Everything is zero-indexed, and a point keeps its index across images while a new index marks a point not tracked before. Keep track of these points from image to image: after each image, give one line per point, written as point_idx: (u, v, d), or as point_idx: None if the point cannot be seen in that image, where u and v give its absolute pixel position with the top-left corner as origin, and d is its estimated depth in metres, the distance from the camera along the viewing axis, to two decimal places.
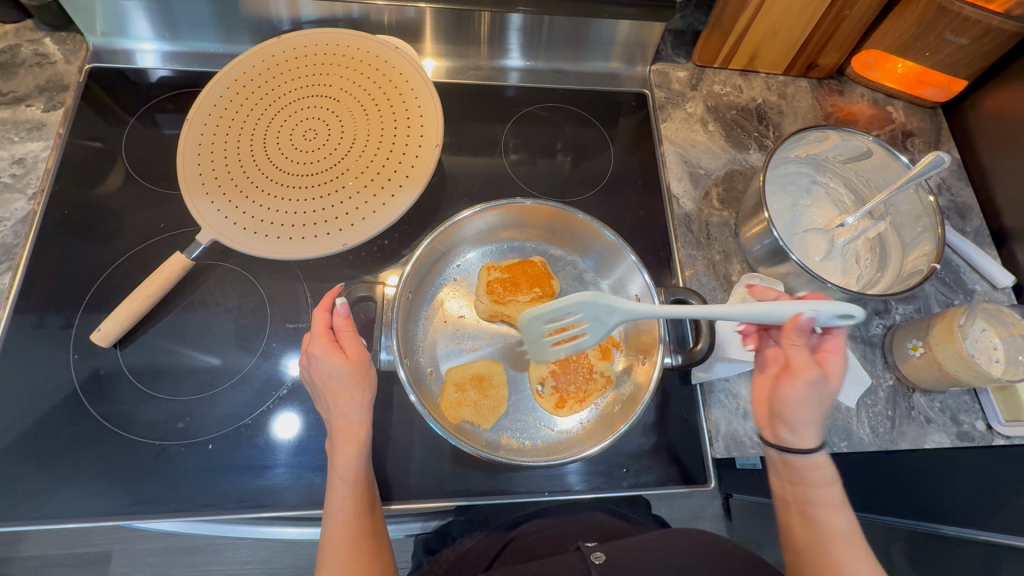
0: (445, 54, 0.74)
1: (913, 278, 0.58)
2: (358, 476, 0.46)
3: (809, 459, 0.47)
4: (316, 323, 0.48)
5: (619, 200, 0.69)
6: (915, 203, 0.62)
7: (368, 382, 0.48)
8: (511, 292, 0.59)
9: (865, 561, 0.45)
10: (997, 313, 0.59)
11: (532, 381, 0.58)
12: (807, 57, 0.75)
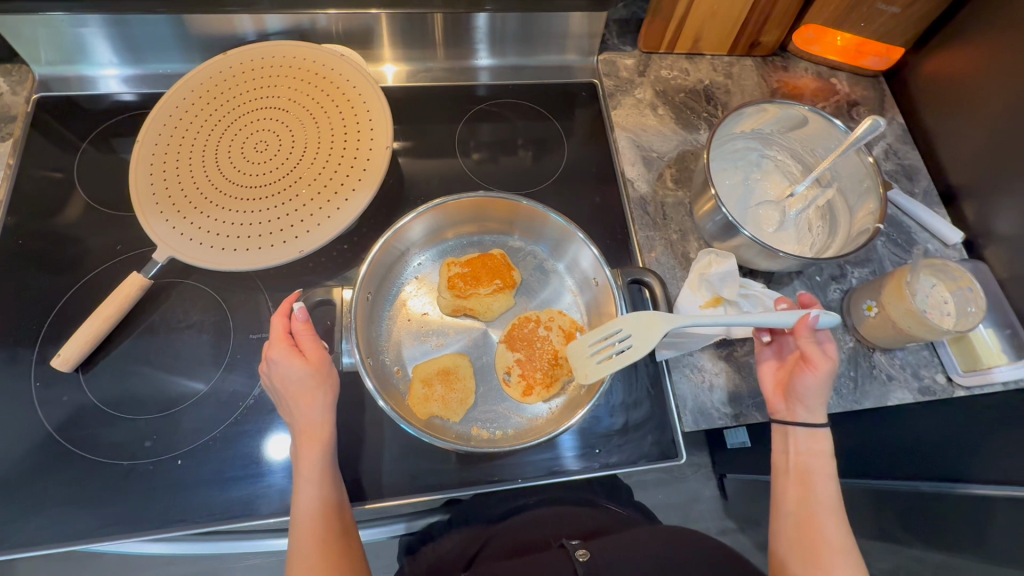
0: (404, 58, 0.75)
1: (861, 240, 0.60)
2: (324, 476, 0.47)
3: (816, 433, 0.54)
4: (274, 329, 0.49)
5: (575, 189, 0.70)
6: (857, 167, 0.63)
7: (328, 383, 0.49)
8: (471, 286, 0.60)
9: (840, 523, 0.52)
10: (943, 267, 0.61)
11: (499, 371, 0.58)
12: (748, 36, 0.77)
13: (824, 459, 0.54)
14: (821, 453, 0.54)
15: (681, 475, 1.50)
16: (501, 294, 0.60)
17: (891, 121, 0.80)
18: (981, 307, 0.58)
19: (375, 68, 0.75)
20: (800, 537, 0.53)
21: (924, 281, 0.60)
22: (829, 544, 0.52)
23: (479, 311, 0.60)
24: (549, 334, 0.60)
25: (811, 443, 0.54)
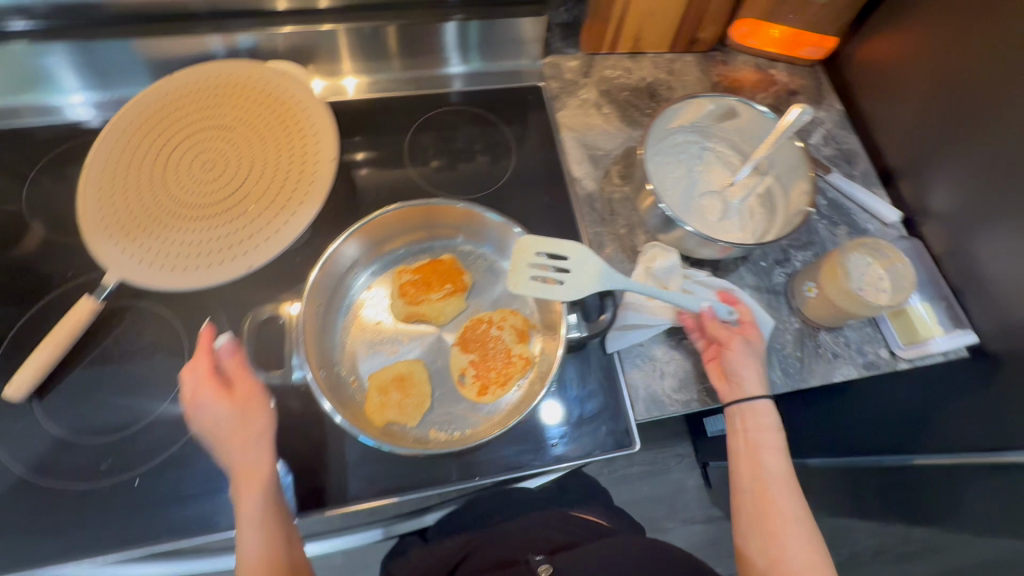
0: (366, 72, 0.77)
1: (795, 223, 0.62)
2: (266, 515, 0.48)
3: (759, 407, 0.57)
4: (199, 369, 0.49)
5: (524, 191, 0.72)
6: (791, 154, 0.66)
7: (260, 417, 0.49)
8: (422, 292, 0.61)
9: (795, 497, 0.55)
10: (877, 246, 0.63)
11: (453, 373, 0.59)
12: (686, 33, 0.80)
13: (773, 434, 0.57)
14: (768, 428, 0.56)
15: (665, 466, 1.52)
16: (452, 298, 0.61)
17: (830, 107, 0.82)
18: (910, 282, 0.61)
19: (337, 82, 0.77)
20: (757, 511, 0.55)
21: (858, 259, 0.63)
22: (784, 515, 0.54)
23: (432, 316, 0.61)
24: (500, 334, 0.61)
25: (759, 420, 0.57)
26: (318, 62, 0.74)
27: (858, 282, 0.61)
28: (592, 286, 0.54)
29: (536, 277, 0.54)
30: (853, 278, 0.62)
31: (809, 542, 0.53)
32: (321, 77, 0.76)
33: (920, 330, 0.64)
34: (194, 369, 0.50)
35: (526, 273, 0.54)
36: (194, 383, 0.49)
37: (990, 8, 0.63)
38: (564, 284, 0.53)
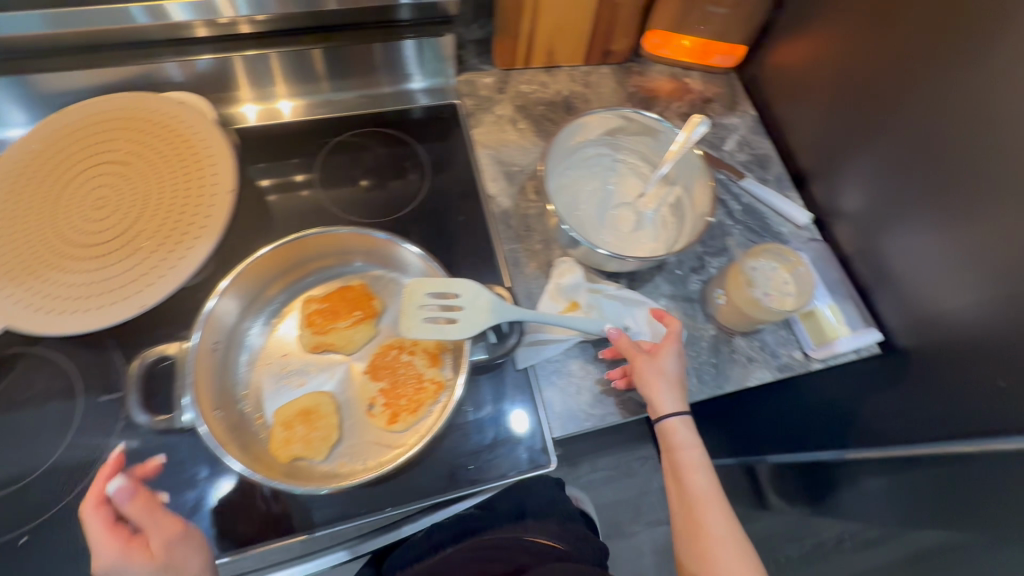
0: (299, 94, 0.77)
1: (697, 232, 0.64)
2: None
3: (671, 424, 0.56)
4: (93, 531, 0.44)
5: (439, 210, 0.71)
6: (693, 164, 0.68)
7: (187, 552, 0.45)
8: (329, 321, 0.60)
9: (721, 513, 0.55)
10: (779, 251, 0.65)
11: (363, 403, 0.58)
12: (598, 47, 0.80)
13: (698, 452, 0.57)
14: (689, 446, 0.56)
15: (630, 470, 1.52)
16: (361, 325, 0.60)
17: (744, 113, 0.84)
18: (805, 283, 0.63)
19: (270, 106, 0.77)
20: (689, 533, 0.55)
21: (764, 264, 0.65)
22: (714, 536, 0.54)
23: (339, 345, 0.60)
24: (411, 359, 0.60)
25: (683, 437, 0.56)
26: (249, 88, 0.74)
27: (764, 288, 0.62)
28: (484, 320, 0.55)
29: (427, 318, 0.55)
30: (759, 284, 0.63)
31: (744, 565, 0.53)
32: (253, 102, 0.76)
33: (829, 329, 0.65)
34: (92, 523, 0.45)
35: (418, 314, 0.55)
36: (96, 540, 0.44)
37: (873, 13, 0.65)
38: (456, 324, 0.54)
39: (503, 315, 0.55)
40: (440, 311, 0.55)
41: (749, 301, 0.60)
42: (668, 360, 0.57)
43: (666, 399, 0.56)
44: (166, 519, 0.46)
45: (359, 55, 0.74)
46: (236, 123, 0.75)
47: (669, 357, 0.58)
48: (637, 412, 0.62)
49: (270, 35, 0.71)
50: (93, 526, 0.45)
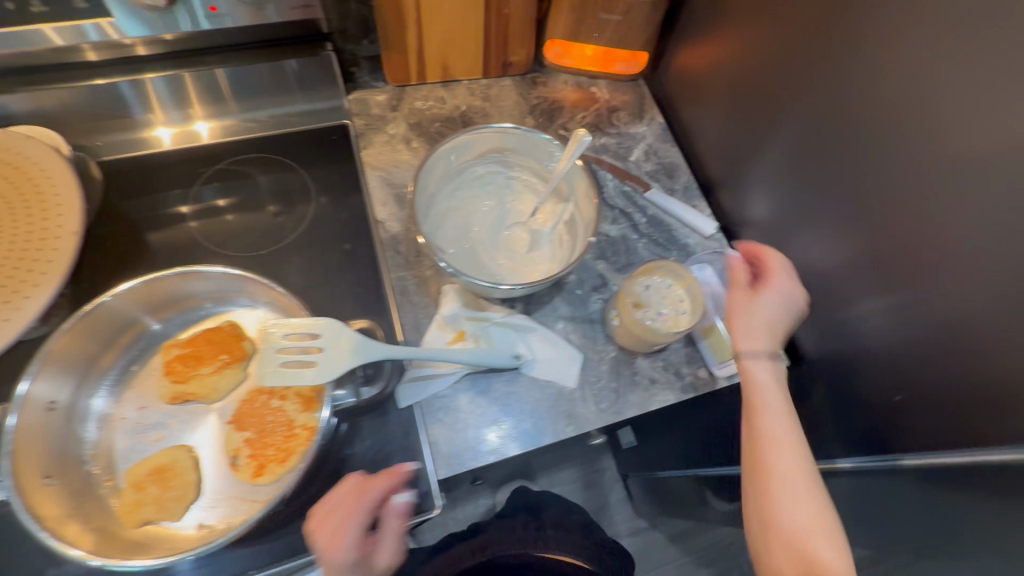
0: (216, 115, 0.75)
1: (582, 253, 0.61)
2: None
3: (760, 365, 0.54)
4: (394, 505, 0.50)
5: (324, 238, 0.67)
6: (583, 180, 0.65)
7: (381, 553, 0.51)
8: (192, 367, 0.56)
9: (805, 492, 0.46)
10: (672, 269, 0.63)
11: (226, 455, 0.54)
12: (495, 59, 0.77)
13: (779, 396, 0.52)
14: (763, 390, 0.52)
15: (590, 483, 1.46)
16: (226, 371, 0.56)
17: (652, 121, 0.81)
18: (695, 298, 0.61)
19: (187, 128, 0.74)
20: (754, 474, 0.49)
21: (657, 281, 0.63)
22: (783, 474, 0.47)
23: (202, 393, 0.55)
24: (282, 404, 0.56)
25: (757, 377, 0.53)
26: (162, 109, 0.72)
27: (657, 308, 0.61)
28: (345, 361, 0.51)
29: (284, 363, 0.51)
30: (652, 305, 0.61)
31: (820, 514, 0.46)
32: (167, 125, 0.73)
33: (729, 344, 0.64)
34: (351, 525, 0.48)
35: (273, 360, 0.51)
36: (354, 539, 0.47)
37: (756, 18, 0.63)
38: (315, 367, 0.51)
39: (367, 353, 0.52)
40: (297, 354, 0.51)
41: (638, 324, 0.58)
42: (767, 300, 0.56)
43: (764, 338, 0.55)
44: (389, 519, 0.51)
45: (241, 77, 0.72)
46: (150, 148, 0.72)
47: (774, 294, 0.57)
48: (532, 445, 0.58)
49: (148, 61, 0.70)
50: (342, 523, 0.48)
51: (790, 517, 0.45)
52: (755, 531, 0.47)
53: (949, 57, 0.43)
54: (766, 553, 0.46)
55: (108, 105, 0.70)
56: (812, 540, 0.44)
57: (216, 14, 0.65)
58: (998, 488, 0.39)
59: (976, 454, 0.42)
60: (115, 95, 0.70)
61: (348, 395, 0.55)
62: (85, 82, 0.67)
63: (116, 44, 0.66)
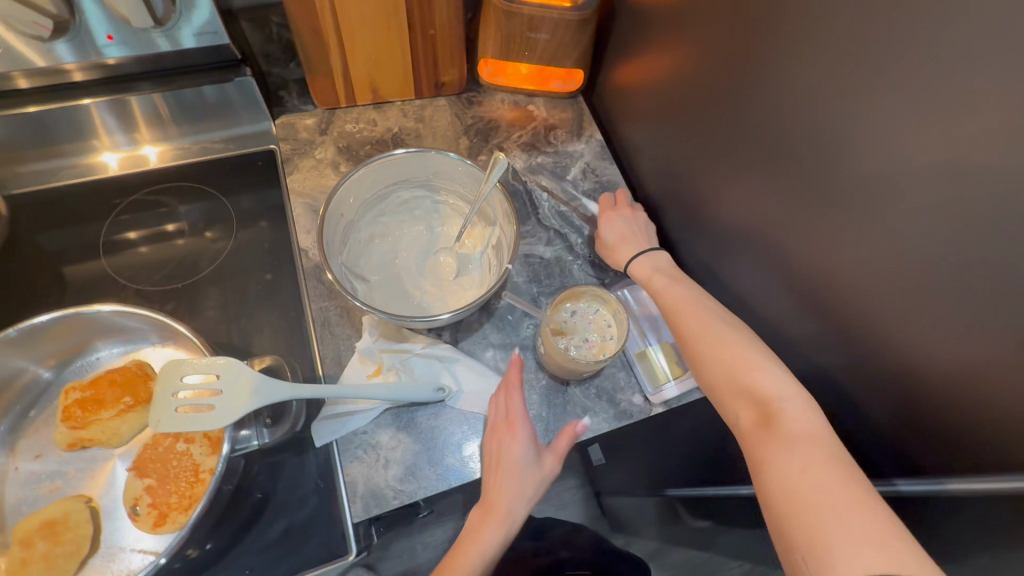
0: (163, 138, 0.73)
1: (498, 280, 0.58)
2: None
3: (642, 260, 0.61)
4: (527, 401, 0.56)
5: (244, 269, 0.65)
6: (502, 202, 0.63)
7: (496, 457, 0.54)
8: (92, 412, 0.53)
9: (739, 341, 0.49)
10: (600, 294, 0.62)
11: (126, 504, 0.51)
12: (426, 79, 0.76)
13: (666, 272, 0.59)
14: (650, 276, 0.59)
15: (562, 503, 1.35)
16: (129, 414, 0.53)
17: (590, 138, 0.80)
18: (620, 323, 0.60)
19: (133, 152, 0.73)
20: (686, 348, 0.52)
21: (583, 307, 0.62)
22: (709, 337, 0.50)
23: (102, 439, 0.53)
24: (188, 448, 0.53)
25: (642, 273, 0.60)
26: (106, 135, 0.70)
27: (583, 334, 0.60)
28: (245, 404, 0.48)
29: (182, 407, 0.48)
30: (578, 331, 0.60)
31: (756, 358, 0.47)
32: (113, 149, 0.72)
33: (657, 368, 0.63)
34: (512, 447, 0.52)
35: (171, 404, 0.48)
36: (532, 457, 0.52)
37: (672, 34, 0.62)
38: (215, 410, 0.48)
39: (270, 394, 0.49)
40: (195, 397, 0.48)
41: (559, 351, 0.57)
42: (608, 224, 0.67)
43: (627, 248, 0.64)
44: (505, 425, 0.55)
45: (179, 99, 0.69)
46: (95, 174, 0.71)
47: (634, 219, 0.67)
48: (456, 481, 0.55)
49: (74, 87, 0.65)
50: (515, 444, 0.52)
51: (726, 363, 0.48)
52: (712, 398, 0.49)
53: (839, 76, 0.42)
54: (729, 407, 0.47)
55: (40, 133, 0.67)
56: (749, 379, 0.46)
57: (115, 42, 0.61)
58: (947, 521, 0.39)
59: (917, 484, 0.42)
60: (43, 124, 0.66)
61: (253, 434, 0.54)
62: (8, 111, 0.64)
63: (49, 71, 0.63)
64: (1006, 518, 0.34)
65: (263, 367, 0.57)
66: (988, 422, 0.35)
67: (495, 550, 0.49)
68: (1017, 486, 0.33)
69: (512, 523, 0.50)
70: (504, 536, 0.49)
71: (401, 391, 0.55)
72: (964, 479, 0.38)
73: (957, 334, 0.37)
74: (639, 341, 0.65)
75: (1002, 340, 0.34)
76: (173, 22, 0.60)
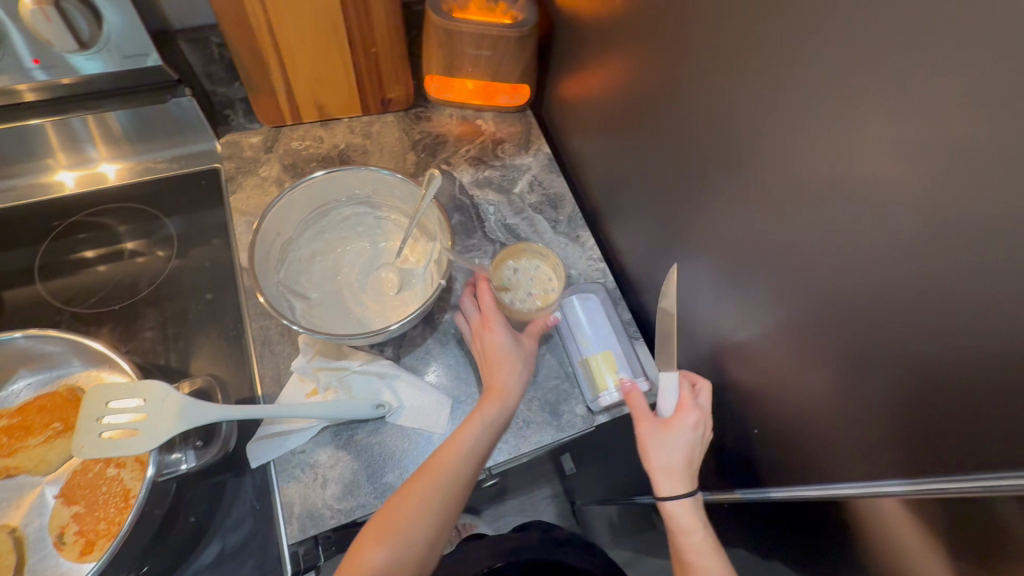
0: (121, 156, 0.73)
1: (433, 295, 0.58)
2: (478, 452, 0.52)
3: (682, 502, 0.52)
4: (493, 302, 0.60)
5: (184, 289, 0.65)
6: (437, 219, 0.64)
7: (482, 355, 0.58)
8: (19, 439, 0.53)
9: None
10: (537, 249, 0.66)
11: (52, 533, 0.50)
12: (371, 96, 0.76)
13: (710, 551, 0.51)
14: (694, 531, 0.51)
15: (535, 512, 1.34)
16: (57, 440, 0.53)
17: (538, 151, 0.81)
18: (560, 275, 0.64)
19: (91, 171, 0.73)
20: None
21: (526, 264, 0.66)
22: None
23: (29, 467, 0.52)
24: (119, 473, 0.52)
25: (684, 521, 0.52)
26: (62, 155, 0.70)
27: (526, 289, 0.64)
28: (170, 428, 0.48)
29: (107, 431, 0.48)
30: (521, 287, 0.64)
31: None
32: (70, 168, 0.72)
33: (598, 372, 0.63)
34: (494, 338, 0.56)
35: (95, 427, 0.48)
36: (513, 343, 0.57)
37: (607, 50, 0.63)
38: (140, 434, 0.48)
39: (196, 416, 0.49)
40: (120, 422, 0.48)
41: (509, 308, 0.61)
42: (675, 438, 0.52)
43: (676, 479, 0.52)
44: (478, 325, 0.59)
45: (124, 118, 0.68)
46: (52, 194, 0.71)
47: (680, 433, 0.52)
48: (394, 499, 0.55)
49: (20, 107, 0.64)
50: (495, 336, 0.57)
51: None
52: None
53: (748, 92, 0.43)
54: None
55: None
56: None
57: (43, 66, 0.61)
58: (869, 521, 0.41)
59: (847, 486, 0.42)
60: None
61: (183, 457, 0.53)
62: None
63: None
64: (922, 519, 0.36)
65: (194, 390, 0.57)
66: (899, 426, 0.36)
67: (500, 423, 0.53)
68: (919, 492, 0.36)
69: (510, 397, 0.54)
70: (509, 409, 0.54)
71: (336, 410, 0.55)
72: (881, 482, 0.39)
73: (854, 343, 0.38)
74: (582, 350, 0.65)
75: (892, 348, 0.35)
76: (100, 46, 0.60)
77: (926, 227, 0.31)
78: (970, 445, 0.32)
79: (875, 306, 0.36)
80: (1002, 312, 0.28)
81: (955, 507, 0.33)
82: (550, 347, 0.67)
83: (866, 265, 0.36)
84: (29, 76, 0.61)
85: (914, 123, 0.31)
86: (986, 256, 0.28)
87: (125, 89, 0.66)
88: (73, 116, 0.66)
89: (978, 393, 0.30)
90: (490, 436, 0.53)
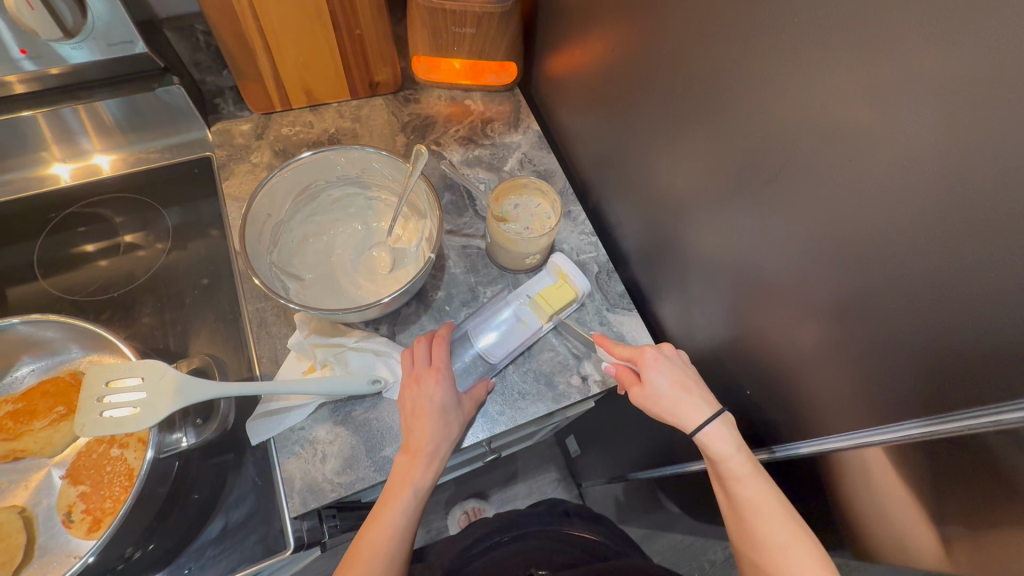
0: (115, 147, 0.75)
1: (424, 269, 0.59)
2: (413, 521, 0.52)
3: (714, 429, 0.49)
4: (421, 349, 0.57)
5: (179, 276, 0.67)
6: (423, 193, 0.63)
7: (405, 416, 0.55)
8: (25, 423, 0.54)
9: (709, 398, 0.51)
10: (536, 187, 0.67)
11: (59, 512, 0.52)
12: (360, 79, 0.77)
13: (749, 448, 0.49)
14: (734, 452, 0.48)
15: (542, 496, 1.33)
16: (61, 423, 0.54)
17: (528, 129, 0.81)
18: (557, 211, 0.65)
19: (87, 162, 0.74)
20: (753, 549, 0.46)
21: (525, 200, 0.67)
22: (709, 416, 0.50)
23: (35, 449, 0.53)
24: (122, 453, 0.54)
25: (720, 446, 0.49)
26: (57, 147, 0.72)
27: (525, 223, 0.65)
28: (168, 406, 0.50)
29: (105, 410, 0.50)
30: (519, 221, 0.66)
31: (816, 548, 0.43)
32: (65, 161, 0.73)
33: (558, 304, 0.64)
34: (436, 394, 0.54)
35: (94, 406, 0.49)
36: (453, 403, 0.55)
37: (590, 20, 0.63)
38: (137, 413, 0.49)
39: (192, 394, 0.50)
40: (118, 400, 0.50)
41: (504, 234, 0.63)
42: (656, 373, 0.53)
43: (697, 402, 0.51)
44: (408, 389, 0.55)
45: (112, 109, 0.69)
46: (50, 186, 0.72)
47: (656, 374, 0.53)
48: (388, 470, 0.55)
49: (10, 100, 0.65)
50: (435, 389, 0.54)
51: (769, 543, 0.45)
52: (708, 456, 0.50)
53: (731, 50, 0.43)
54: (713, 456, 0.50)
55: None
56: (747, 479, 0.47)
57: (31, 56, 0.61)
58: (857, 469, 0.43)
59: (847, 439, 0.43)
60: None
61: (183, 436, 0.56)
62: None
63: None
64: (929, 461, 0.36)
65: (192, 368, 0.60)
66: (896, 371, 0.36)
67: (427, 484, 0.53)
68: (899, 438, 0.38)
69: (436, 459, 0.53)
70: (434, 472, 0.53)
71: (331, 387, 0.55)
72: (882, 430, 0.39)
73: (850, 290, 0.38)
74: (536, 324, 0.64)
75: (888, 293, 0.35)
76: (83, 35, 0.61)
77: (915, 166, 0.31)
78: (958, 380, 0.32)
79: (869, 253, 0.36)
80: (975, 246, 0.29)
81: (961, 446, 0.33)
82: (469, 370, 0.62)
83: (857, 212, 0.36)
84: (14, 67, 0.62)
85: (898, 62, 0.31)
86: (958, 193, 0.29)
87: (112, 77, 0.67)
88: (61, 109, 0.66)
89: (967, 328, 0.31)
90: (415, 507, 0.52)
